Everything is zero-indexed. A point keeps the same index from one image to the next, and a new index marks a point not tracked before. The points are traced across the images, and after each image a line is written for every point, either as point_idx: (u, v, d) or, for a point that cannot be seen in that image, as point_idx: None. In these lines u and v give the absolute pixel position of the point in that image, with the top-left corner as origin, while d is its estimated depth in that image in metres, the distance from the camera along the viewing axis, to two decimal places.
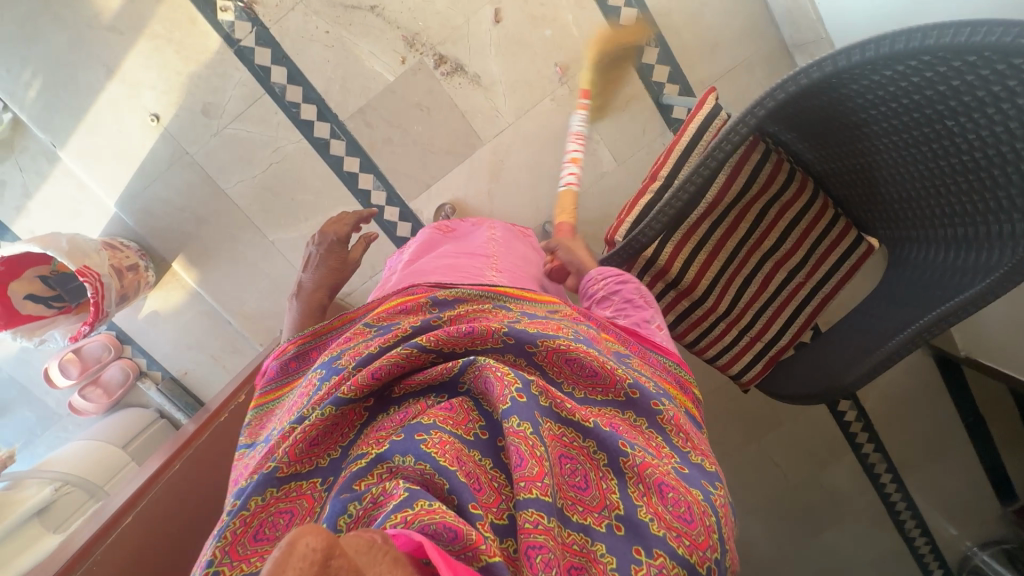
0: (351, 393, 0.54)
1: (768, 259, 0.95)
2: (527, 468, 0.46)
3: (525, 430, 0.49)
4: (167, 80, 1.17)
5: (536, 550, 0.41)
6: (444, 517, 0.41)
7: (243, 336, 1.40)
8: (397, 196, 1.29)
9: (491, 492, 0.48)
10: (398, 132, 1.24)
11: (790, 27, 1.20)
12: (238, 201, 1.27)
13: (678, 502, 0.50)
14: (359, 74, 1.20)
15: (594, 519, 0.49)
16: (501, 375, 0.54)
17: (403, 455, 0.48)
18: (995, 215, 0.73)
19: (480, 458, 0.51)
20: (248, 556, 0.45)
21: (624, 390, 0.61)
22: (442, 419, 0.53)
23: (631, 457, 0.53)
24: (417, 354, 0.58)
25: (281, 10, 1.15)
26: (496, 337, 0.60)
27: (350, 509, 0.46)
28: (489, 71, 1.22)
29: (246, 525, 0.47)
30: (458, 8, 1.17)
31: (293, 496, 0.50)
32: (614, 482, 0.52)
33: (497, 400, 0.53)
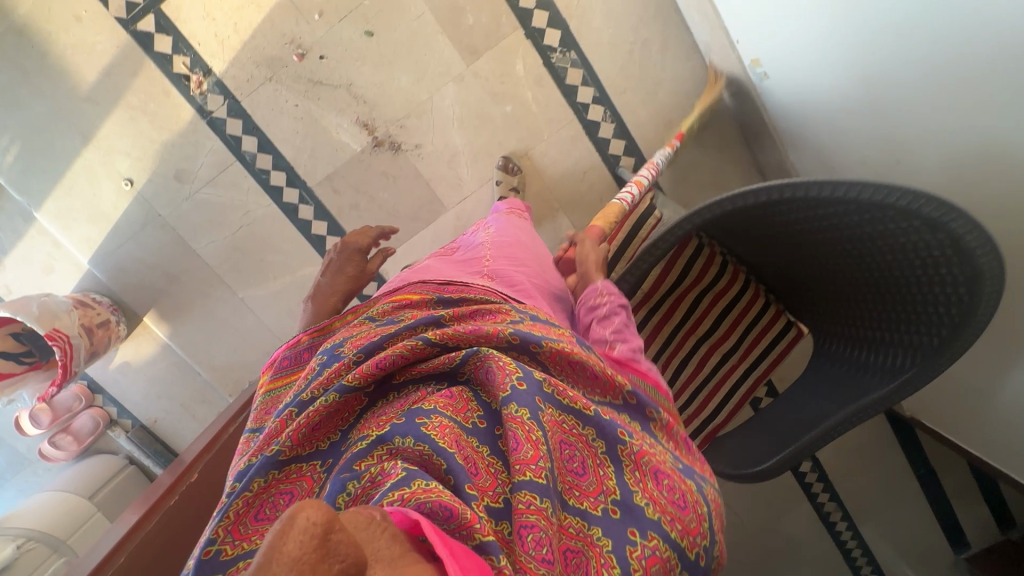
0: (356, 380, 0.58)
1: (703, 342, 1.00)
2: (523, 452, 0.50)
3: (521, 415, 0.53)
4: (141, 147, 1.22)
5: (527, 529, 0.45)
6: (442, 496, 0.44)
7: (212, 386, 1.43)
8: None
9: (487, 476, 0.51)
10: (364, 197, 1.30)
11: (738, 108, 1.27)
12: (209, 260, 1.32)
13: (672, 489, 0.56)
14: (327, 144, 1.25)
15: (590, 503, 0.53)
16: (503, 364, 0.57)
17: (403, 436, 0.51)
18: (901, 325, 0.77)
19: (478, 444, 0.54)
20: (248, 535, 0.49)
21: (624, 390, 0.63)
22: (444, 404, 0.55)
23: (628, 445, 0.57)
24: (423, 348, 0.61)
25: (252, 85, 1.20)
26: (501, 338, 0.62)
27: (348, 488, 0.49)
28: (452, 143, 1.27)
29: (247, 506, 0.51)
30: (422, 85, 1.23)
31: (293, 478, 0.54)
32: (611, 468, 0.56)
33: (495, 387, 0.57)
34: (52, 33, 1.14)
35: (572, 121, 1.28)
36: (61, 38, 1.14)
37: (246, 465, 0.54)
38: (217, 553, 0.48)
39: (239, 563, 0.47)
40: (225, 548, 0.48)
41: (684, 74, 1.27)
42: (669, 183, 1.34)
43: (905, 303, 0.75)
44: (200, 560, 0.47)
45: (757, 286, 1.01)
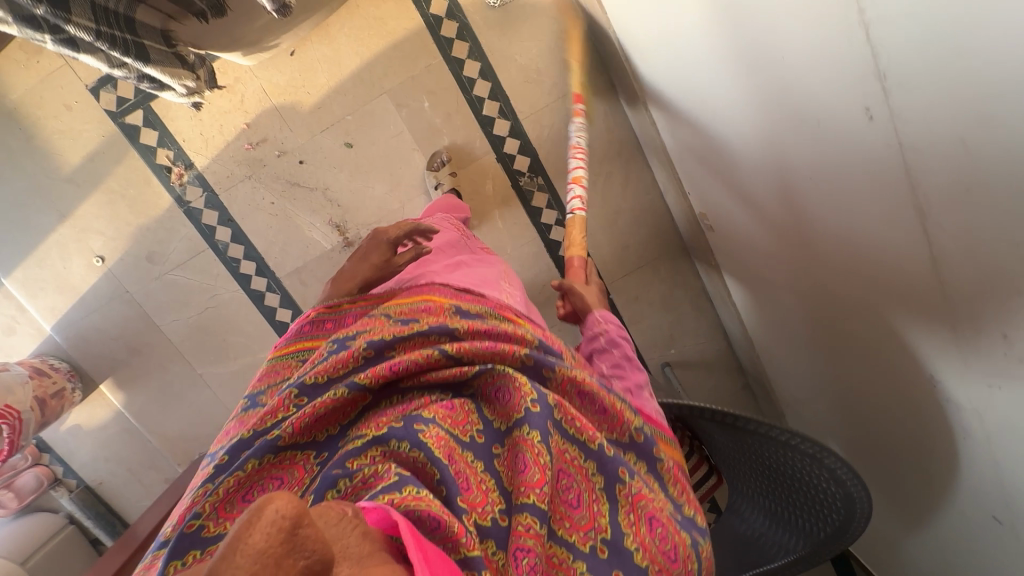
0: (367, 379, 0.62)
1: None
2: (529, 474, 0.57)
3: (533, 439, 0.59)
4: (116, 228, 1.26)
5: (523, 553, 0.51)
6: (429, 506, 0.49)
7: (162, 453, 1.45)
8: None
9: (479, 493, 0.55)
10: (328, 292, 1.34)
11: (690, 243, 1.37)
12: (172, 336, 1.35)
13: (664, 539, 0.61)
14: (298, 240, 1.30)
15: (579, 537, 0.58)
16: (518, 385, 0.63)
17: (400, 441, 0.57)
18: (795, 509, 0.83)
19: (473, 459, 0.59)
20: (233, 516, 0.55)
21: (630, 430, 0.69)
22: (442, 416, 0.60)
23: (626, 485, 0.63)
24: (437, 359, 0.65)
25: (231, 181, 1.25)
26: (517, 360, 0.68)
27: (339, 484, 0.54)
28: None
29: (237, 486, 0.56)
30: (395, 195, 1.29)
31: (286, 464, 0.59)
32: (605, 506, 0.62)
33: (508, 410, 0.63)
34: (42, 119, 1.19)
35: (536, 238, 1.35)
36: (50, 124, 1.19)
37: (243, 441, 0.60)
38: (200, 528, 0.53)
39: (210, 546, 0.52)
40: (208, 524, 0.53)
41: (643, 203, 1.36)
42: (623, 300, 1.41)
43: (804, 501, 0.81)
44: (183, 532, 0.52)
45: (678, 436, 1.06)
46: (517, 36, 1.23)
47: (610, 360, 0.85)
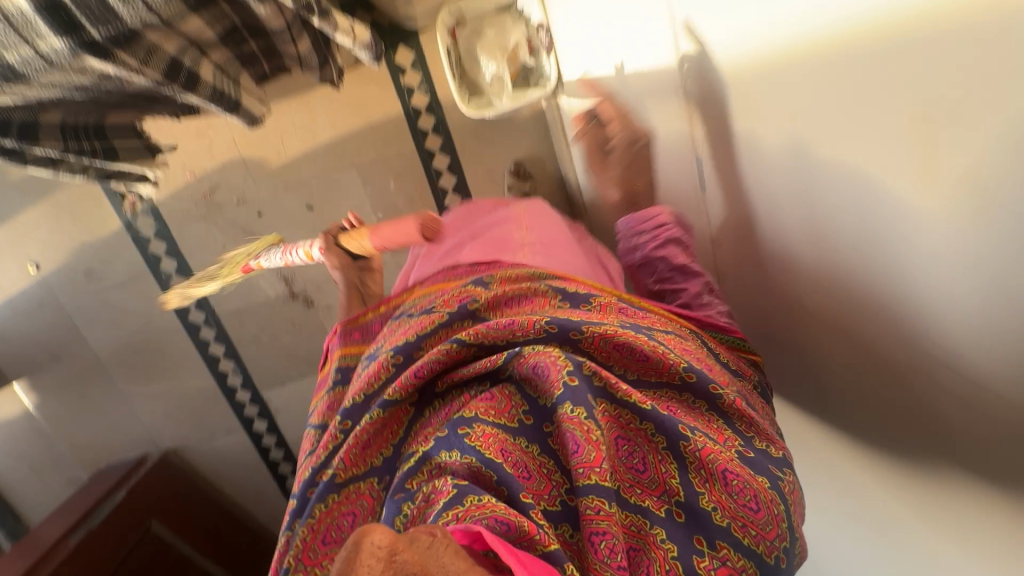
0: (396, 394, 0.54)
1: None
2: (585, 454, 0.45)
3: (580, 415, 0.47)
4: (58, 240, 1.25)
5: (599, 537, 0.43)
6: (496, 510, 0.42)
7: (67, 458, 1.44)
8: (253, 384, 1.42)
9: (542, 479, 0.48)
10: (265, 336, 1.38)
11: None
12: (99, 351, 1.36)
13: (742, 491, 0.49)
14: (243, 284, 1.33)
15: (652, 502, 0.49)
16: (552, 358, 0.51)
17: (448, 451, 0.49)
18: None
19: (527, 444, 0.49)
20: (319, 560, 0.49)
21: (679, 372, 0.56)
22: (484, 409, 0.51)
23: (692, 442, 0.50)
24: (459, 352, 0.55)
25: (186, 218, 1.27)
26: (540, 330, 0.55)
27: (404, 509, 0.47)
28: None
29: (313, 532, 0.50)
30: None
31: (353, 497, 0.52)
32: (674, 466, 0.50)
33: (549, 388, 0.50)
34: None
35: None
36: None
37: (304, 492, 0.53)
38: None
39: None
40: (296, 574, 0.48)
41: None
42: None
43: None
44: None
45: None
46: (490, 140, 1.29)
47: (658, 271, 0.83)
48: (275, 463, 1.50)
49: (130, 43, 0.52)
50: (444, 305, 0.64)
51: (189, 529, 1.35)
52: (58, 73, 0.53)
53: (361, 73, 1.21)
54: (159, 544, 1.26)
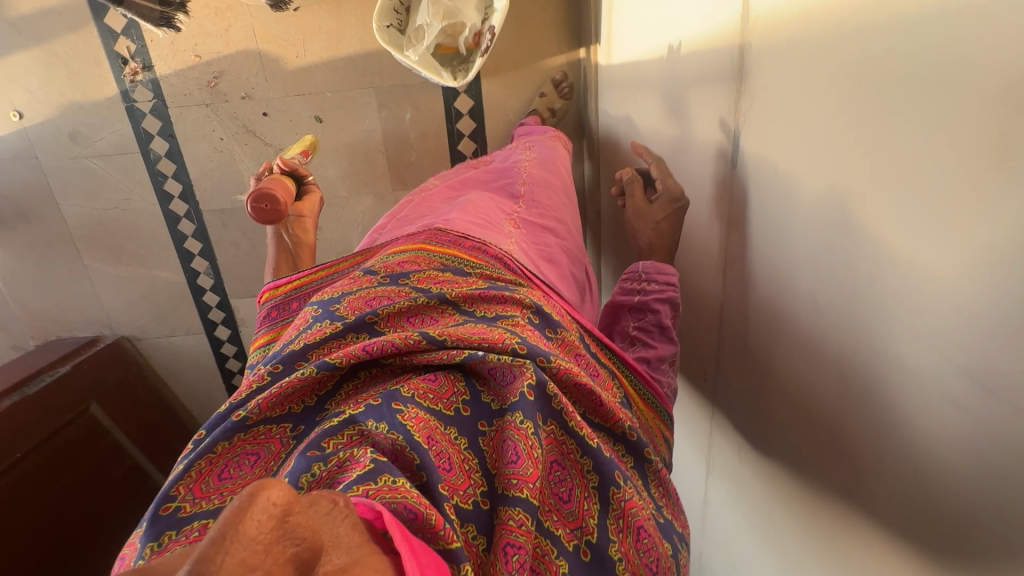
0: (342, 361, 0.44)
1: None
2: (524, 467, 0.40)
3: (529, 428, 0.42)
4: (47, 93, 1.18)
5: (515, 551, 0.36)
6: (410, 497, 0.33)
7: (16, 323, 1.38)
8: (223, 289, 1.37)
9: (461, 474, 0.40)
10: (246, 243, 1.33)
11: None
12: (69, 220, 1.29)
13: (648, 551, 0.45)
14: (233, 184, 1.27)
15: (564, 533, 0.42)
16: (514, 366, 0.46)
17: (376, 421, 0.39)
18: None
19: (455, 437, 0.42)
20: (210, 495, 0.38)
21: (623, 426, 0.50)
22: (424, 392, 0.43)
23: (621, 491, 0.45)
24: (422, 345, 0.46)
25: (187, 101, 1.20)
26: (508, 348, 0.47)
27: (314, 469, 0.36)
28: (350, 240, 1.35)
29: (209, 465, 0.40)
30: (346, 183, 1.28)
31: (262, 441, 0.42)
32: (595, 506, 0.45)
33: (508, 393, 0.45)
34: None
35: None
36: None
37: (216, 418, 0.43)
38: (174, 510, 0.37)
39: (193, 524, 0.37)
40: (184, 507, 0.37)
41: None
42: None
43: None
44: (155, 515, 0.37)
45: None
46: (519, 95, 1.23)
47: (642, 323, 0.69)
48: (230, 374, 1.47)
49: None
50: (419, 283, 0.59)
51: (129, 420, 1.31)
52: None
53: None
54: (94, 430, 1.22)
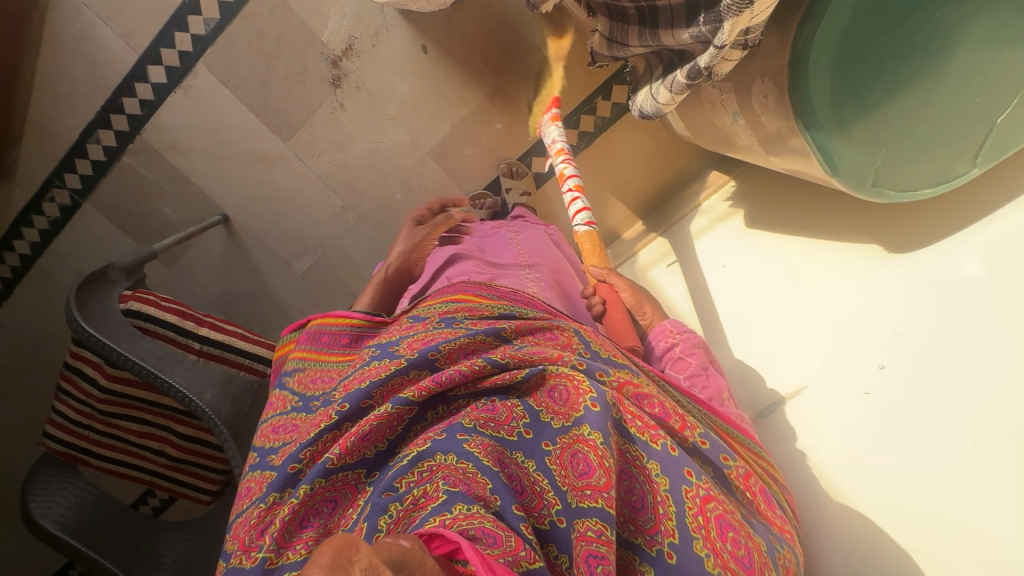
0: (416, 394, 0.59)
1: (147, 416, 1.00)
2: (595, 478, 0.54)
3: (593, 439, 0.56)
4: None
5: (595, 558, 0.48)
6: (483, 523, 0.47)
7: None
8: (202, 49, 1.15)
9: (533, 497, 0.54)
10: (270, 45, 1.15)
11: None
12: None
13: (735, 543, 0.55)
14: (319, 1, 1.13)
15: (646, 540, 0.55)
16: (575, 386, 0.62)
17: (445, 453, 0.55)
18: None
19: (524, 460, 0.57)
20: (292, 544, 0.55)
21: (691, 435, 0.63)
22: (485, 422, 0.59)
23: (693, 488, 0.56)
24: (489, 370, 0.62)
25: None
26: (568, 364, 0.65)
27: (390, 510, 0.52)
28: (353, 144, 1.24)
29: (293, 513, 0.55)
30: (402, 109, 1.22)
31: (338, 486, 0.58)
32: (672, 508, 0.55)
33: (568, 411, 0.61)
34: None
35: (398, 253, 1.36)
36: None
37: (292, 474, 0.59)
38: (265, 559, 0.53)
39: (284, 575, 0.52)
40: (271, 556, 0.53)
41: None
42: None
43: None
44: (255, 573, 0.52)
45: (209, 451, 1.04)
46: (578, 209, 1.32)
47: (685, 367, 0.80)
48: (117, 107, 1.20)
49: None
50: (472, 322, 0.71)
51: None
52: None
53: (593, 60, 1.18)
54: None
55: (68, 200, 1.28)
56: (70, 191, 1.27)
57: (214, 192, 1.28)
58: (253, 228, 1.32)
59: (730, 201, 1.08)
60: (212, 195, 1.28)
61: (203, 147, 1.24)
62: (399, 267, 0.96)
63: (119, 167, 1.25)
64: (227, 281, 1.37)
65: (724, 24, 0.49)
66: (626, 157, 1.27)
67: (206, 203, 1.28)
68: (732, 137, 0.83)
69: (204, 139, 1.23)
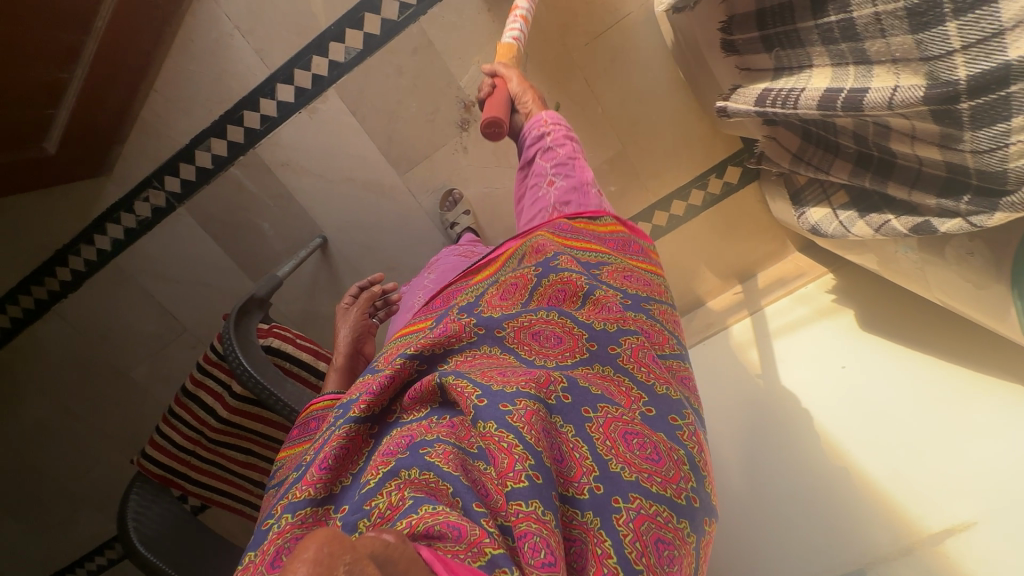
0: (359, 412, 0.62)
1: (260, 448, 0.98)
2: (503, 463, 0.53)
3: (491, 428, 0.56)
4: None
5: (527, 537, 0.47)
6: (447, 518, 0.46)
7: None
8: (337, 77, 1.14)
9: (496, 497, 0.52)
10: (407, 81, 1.16)
11: None
12: None
13: (642, 446, 0.59)
14: (463, 48, 1.14)
15: (574, 488, 0.55)
16: (465, 386, 0.60)
17: (411, 466, 0.54)
18: None
19: (482, 466, 0.55)
20: None
21: (582, 350, 0.70)
22: (446, 433, 0.57)
23: (595, 420, 0.60)
24: (406, 364, 0.66)
25: None
26: (467, 335, 0.70)
27: (363, 522, 0.51)
28: (466, 186, 1.25)
29: (264, 557, 0.52)
30: None
31: (310, 523, 0.55)
32: (584, 447, 0.58)
33: (464, 395, 0.60)
34: None
35: None
36: None
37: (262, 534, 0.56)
38: None
39: None
40: None
41: None
42: None
43: None
44: None
45: None
46: (671, 273, 1.36)
47: (554, 157, 0.96)
48: (235, 118, 1.17)
49: (991, 176, 0.51)
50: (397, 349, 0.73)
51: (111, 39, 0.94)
52: (881, 76, 0.56)
53: (713, 141, 1.24)
54: None
55: (163, 202, 1.24)
56: (167, 193, 1.23)
57: (316, 214, 1.26)
58: (347, 253, 1.30)
59: (833, 295, 1.13)
60: (313, 216, 1.26)
61: (316, 169, 1.22)
62: (348, 355, 0.88)
63: (223, 176, 1.22)
64: (310, 302, 1.34)
65: (996, 211, 0.52)
66: (723, 231, 1.32)
67: (307, 223, 1.26)
68: (881, 256, 0.88)
69: (318, 162, 1.22)
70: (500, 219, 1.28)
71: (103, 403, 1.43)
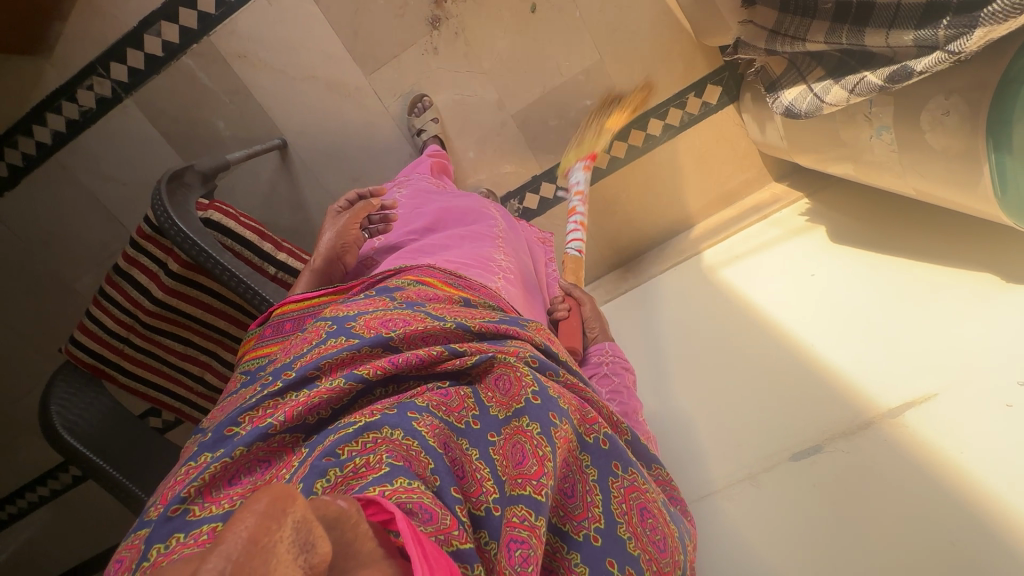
0: (369, 371, 0.50)
1: (201, 335, 0.93)
2: (528, 465, 0.45)
3: (532, 430, 0.48)
4: None
5: (516, 543, 0.40)
6: (423, 497, 0.38)
7: None
8: None
9: (475, 483, 0.45)
10: None
11: None
12: None
13: (653, 529, 0.51)
14: None
15: (573, 526, 0.48)
16: (518, 376, 0.53)
17: (391, 427, 0.45)
18: None
19: (470, 448, 0.47)
20: (217, 499, 0.44)
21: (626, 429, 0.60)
22: (437, 403, 0.49)
23: (619, 479, 0.52)
24: (446, 355, 0.53)
25: None
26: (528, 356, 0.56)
27: (329, 475, 0.41)
28: (437, 93, 1.19)
29: (218, 470, 0.45)
30: (495, 67, 1.18)
31: (275, 449, 0.47)
32: (599, 494, 0.50)
33: (507, 401, 0.51)
34: None
35: None
36: None
37: (221, 436, 0.48)
38: (181, 509, 0.42)
39: (198, 528, 0.41)
40: (192, 509, 0.43)
41: None
42: None
43: None
44: (163, 516, 0.42)
45: None
46: (648, 199, 1.31)
47: (610, 383, 0.78)
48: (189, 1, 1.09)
49: None
50: (433, 309, 0.61)
51: None
52: None
53: (692, 57, 1.20)
54: None
55: (108, 92, 1.15)
56: (113, 82, 1.14)
57: (277, 116, 1.19)
58: (308, 161, 1.23)
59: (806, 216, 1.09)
60: (273, 117, 1.19)
61: (276, 64, 1.15)
62: (325, 261, 0.79)
63: (176, 67, 1.14)
64: (268, 212, 1.27)
65: (974, 29, 0.50)
66: (700, 156, 1.29)
67: (266, 125, 1.19)
68: (855, 153, 0.85)
69: (278, 57, 1.15)
70: (471, 130, 1.22)
71: (43, 318, 1.35)
